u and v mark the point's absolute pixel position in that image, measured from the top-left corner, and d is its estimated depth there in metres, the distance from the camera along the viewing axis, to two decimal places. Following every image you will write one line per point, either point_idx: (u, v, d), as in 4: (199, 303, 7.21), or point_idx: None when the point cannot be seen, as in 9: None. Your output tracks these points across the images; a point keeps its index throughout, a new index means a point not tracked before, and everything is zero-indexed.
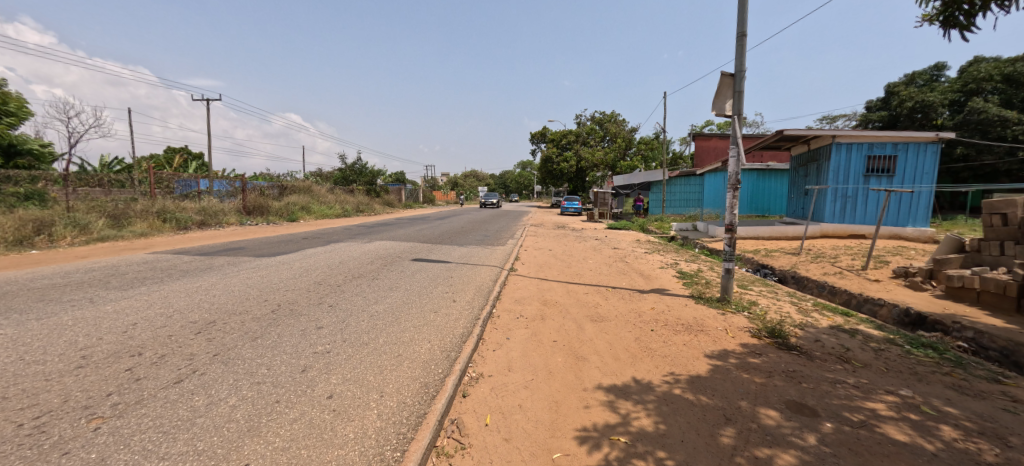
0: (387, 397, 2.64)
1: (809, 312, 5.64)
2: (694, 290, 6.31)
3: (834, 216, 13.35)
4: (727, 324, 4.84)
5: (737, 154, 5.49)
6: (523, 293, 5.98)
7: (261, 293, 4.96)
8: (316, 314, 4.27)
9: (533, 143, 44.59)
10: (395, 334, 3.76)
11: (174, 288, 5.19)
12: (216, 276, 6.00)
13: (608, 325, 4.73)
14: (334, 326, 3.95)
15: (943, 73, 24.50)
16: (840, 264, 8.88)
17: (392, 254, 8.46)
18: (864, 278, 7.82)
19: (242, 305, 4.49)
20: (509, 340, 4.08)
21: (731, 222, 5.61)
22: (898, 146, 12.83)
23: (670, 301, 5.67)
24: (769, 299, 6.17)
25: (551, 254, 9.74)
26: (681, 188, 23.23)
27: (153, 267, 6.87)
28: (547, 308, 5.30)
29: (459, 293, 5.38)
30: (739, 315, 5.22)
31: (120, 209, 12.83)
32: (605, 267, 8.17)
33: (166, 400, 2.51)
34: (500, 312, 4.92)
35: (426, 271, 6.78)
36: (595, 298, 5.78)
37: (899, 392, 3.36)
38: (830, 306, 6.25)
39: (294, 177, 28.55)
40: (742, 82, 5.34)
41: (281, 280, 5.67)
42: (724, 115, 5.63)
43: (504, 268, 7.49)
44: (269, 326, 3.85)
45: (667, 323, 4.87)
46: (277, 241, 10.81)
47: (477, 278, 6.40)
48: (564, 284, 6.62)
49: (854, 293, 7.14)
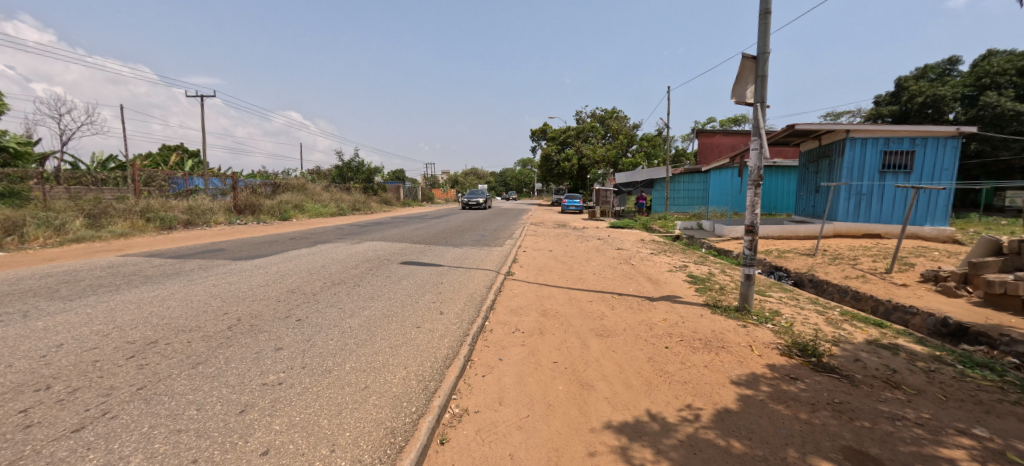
0: (340, 454, 2.06)
1: (839, 324, 5.04)
2: (709, 298, 5.72)
3: (848, 215, 12.78)
4: (751, 340, 4.26)
5: (760, 146, 4.92)
6: (520, 301, 5.40)
7: (221, 304, 4.38)
8: (279, 331, 3.70)
9: (533, 139, 43.92)
10: (365, 357, 3.17)
11: (126, 298, 4.60)
12: (179, 283, 5.40)
13: (616, 341, 4.14)
14: (296, 346, 3.37)
15: (956, 67, 23.77)
16: (861, 266, 8.30)
17: (380, 256, 7.85)
18: (890, 282, 7.24)
19: (195, 320, 3.91)
20: (501, 363, 3.49)
21: (752, 223, 5.01)
22: (916, 140, 12.20)
23: (684, 311, 5.08)
24: (792, 308, 5.57)
25: (551, 255, 9.15)
26: (685, 186, 22.66)
27: (117, 272, 6.28)
28: (546, 320, 4.72)
29: (447, 303, 4.79)
30: (762, 328, 4.63)
31: (100, 207, 12.26)
32: (610, 270, 7.58)
33: (50, 460, 1.94)
34: (492, 326, 4.34)
35: (414, 276, 6.20)
36: (600, 308, 5.18)
37: (972, 432, 2.78)
38: (859, 316, 5.64)
39: (290, 174, 27.97)
40: (765, 65, 4.76)
41: (249, 289, 5.07)
42: (745, 103, 5.05)
43: (500, 271, 6.89)
44: (218, 348, 3.27)
45: (682, 338, 4.29)
46: (262, 242, 10.19)
47: (468, 285, 5.81)
48: (564, 291, 6.02)
49: (882, 300, 6.56)
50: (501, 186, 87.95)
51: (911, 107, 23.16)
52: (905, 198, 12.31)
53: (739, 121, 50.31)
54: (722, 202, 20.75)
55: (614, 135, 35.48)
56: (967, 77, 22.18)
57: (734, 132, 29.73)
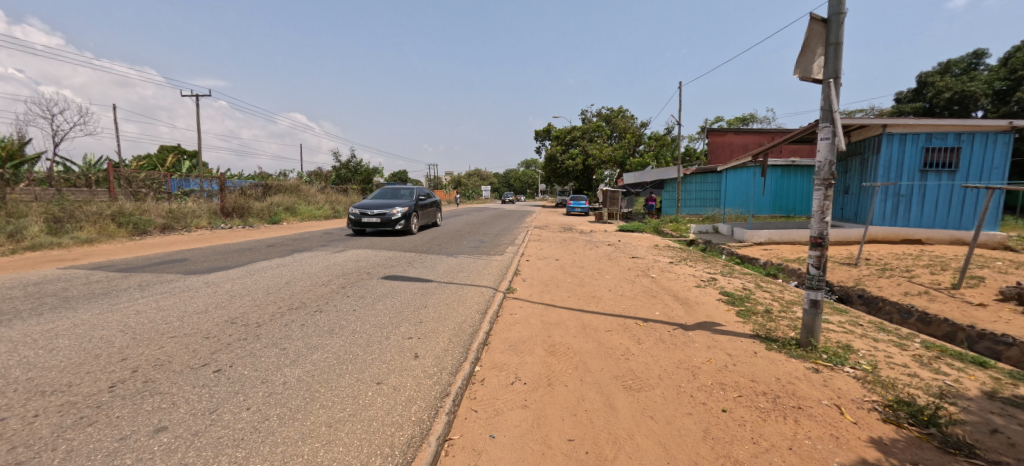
0: None
1: (935, 365, 3.90)
2: (757, 326, 4.58)
3: (883, 220, 11.56)
4: (835, 396, 3.15)
5: (831, 135, 3.83)
6: (522, 332, 4.27)
7: (124, 346, 3.30)
8: (181, 393, 2.62)
9: (536, 139, 42.76)
10: (284, 447, 2.09)
11: (6, 334, 3.52)
12: (96, 308, 4.32)
13: (652, 397, 3.04)
14: (190, 423, 2.29)
15: (983, 61, 22.39)
16: (919, 280, 7.15)
17: (362, 269, 6.73)
18: (963, 301, 6.08)
19: (70, 374, 2.83)
20: (493, 446, 2.39)
21: (822, 233, 3.87)
22: (962, 136, 10.99)
23: (734, 347, 3.97)
24: (864, 341, 4.43)
25: (558, 266, 8.02)
26: (698, 186, 21.55)
27: (36, 290, 5.21)
28: (555, 361, 3.61)
29: (428, 338, 3.70)
30: (841, 374, 3.52)
31: (66, 211, 11.26)
32: (628, 286, 6.44)
33: None
34: (484, 377, 3.23)
35: (394, 296, 5.09)
36: (624, 343, 4.06)
37: None
38: (949, 349, 4.48)
39: (285, 176, 26.96)
40: (839, 30, 3.71)
41: (176, 319, 3.98)
42: (810, 80, 3.97)
43: (499, 289, 5.76)
44: (67, 431, 2.20)
45: (741, 391, 3.17)
46: (235, 250, 9.06)
47: (458, 308, 4.70)
48: (577, 317, 4.88)
49: (961, 325, 5.41)
50: (504, 187, 86.71)
51: (937, 104, 21.84)
52: (949, 199, 11.10)
53: (747, 120, 49.02)
54: (738, 203, 19.67)
55: (621, 134, 34.32)
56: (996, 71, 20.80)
57: (747, 130, 28.49)
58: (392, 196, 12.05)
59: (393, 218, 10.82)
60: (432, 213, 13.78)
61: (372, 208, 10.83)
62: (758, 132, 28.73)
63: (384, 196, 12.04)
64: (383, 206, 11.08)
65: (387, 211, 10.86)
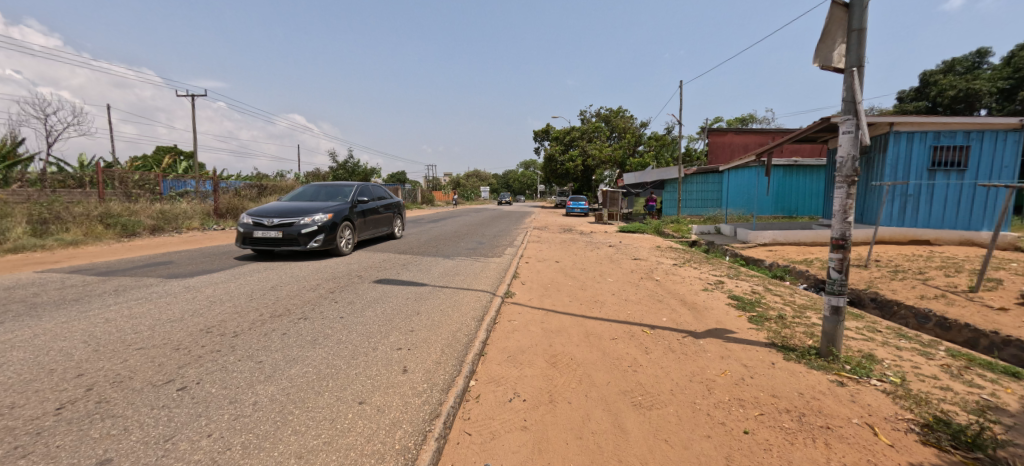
0: None
1: (966, 377, 3.62)
2: (772, 334, 4.29)
3: (891, 220, 11.31)
4: (866, 414, 2.86)
5: (854, 128, 3.53)
6: (521, 342, 3.98)
7: (83, 360, 3.00)
8: (136, 417, 2.32)
9: (536, 140, 42.51)
10: None
11: None
12: (61, 316, 4.01)
13: (665, 416, 2.75)
14: (140, 454, 2.00)
15: (986, 60, 22.19)
16: (934, 282, 6.88)
17: (353, 272, 6.42)
18: (984, 305, 5.80)
19: (15, 393, 2.53)
20: None
21: (844, 234, 3.59)
22: (971, 134, 10.73)
23: (751, 357, 3.68)
24: (887, 350, 4.13)
25: (558, 268, 7.73)
26: (699, 186, 21.33)
27: (5, 296, 4.90)
28: (556, 375, 3.31)
29: (418, 349, 3.41)
30: (868, 388, 3.24)
31: (52, 212, 10.95)
32: (632, 290, 6.14)
33: None
34: (479, 394, 2.93)
35: (384, 302, 4.79)
36: (630, 353, 3.76)
37: None
38: (977, 358, 4.19)
39: (281, 176, 26.65)
40: (863, 15, 3.43)
41: (146, 329, 3.68)
42: (830, 70, 3.69)
43: (497, 293, 5.46)
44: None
45: (762, 409, 2.88)
46: (224, 252, 8.74)
47: (452, 314, 4.40)
48: (579, 324, 4.58)
49: (984, 331, 5.12)
50: (503, 188, 86.44)
51: (941, 102, 21.64)
52: (958, 199, 10.84)
53: (747, 121, 48.90)
54: (739, 203, 19.42)
55: (620, 134, 34.07)
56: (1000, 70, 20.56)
57: (747, 130, 28.27)
58: (320, 197, 8.25)
59: (302, 232, 6.94)
60: (388, 220, 10.00)
61: (272, 216, 6.96)
62: (759, 132, 28.50)
63: (308, 197, 8.24)
64: (291, 212, 7.16)
65: (293, 220, 6.95)
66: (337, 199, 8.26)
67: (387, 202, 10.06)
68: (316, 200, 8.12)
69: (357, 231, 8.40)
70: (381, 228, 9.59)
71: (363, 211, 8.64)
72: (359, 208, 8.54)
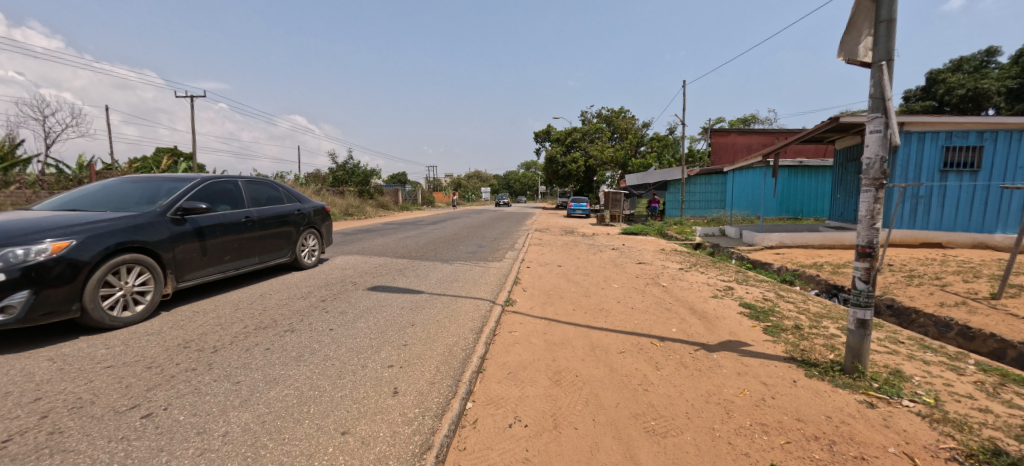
0: None
1: (1004, 396, 3.34)
2: (790, 346, 4.03)
3: (902, 222, 11.03)
4: (903, 441, 2.60)
5: (883, 128, 3.27)
6: (522, 356, 3.72)
7: (44, 381, 2.76)
8: (90, 451, 2.07)
9: (537, 141, 42.32)
10: None
11: None
12: None
13: (682, 444, 2.49)
14: None
15: (994, 59, 21.91)
16: (952, 288, 6.61)
17: (348, 278, 6.17)
18: (1008, 313, 5.52)
19: None
20: None
21: (872, 242, 3.32)
22: (984, 134, 10.45)
23: (770, 374, 3.42)
24: (915, 365, 3.86)
25: (561, 273, 7.47)
26: (702, 188, 21.08)
27: None
28: (561, 395, 3.05)
29: (411, 366, 3.15)
30: (901, 410, 2.97)
31: None
32: (639, 297, 5.88)
33: None
34: (477, 419, 2.67)
35: (378, 311, 4.53)
36: (640, 370, 3.50)
37: None
38: (1010, 373, 3.92)
39: (280, 178, 26.47)
40: (892, 5, 3.17)
41: (119, 343, 3.43)
42: (856, 64, 3.43)
43: (497, 301, 5.20)
44: None
45: (789, 436, 2.61)
46: None
47: (449, 325, 4.14)
48: (584, 335, 4.32)
49: (1011, 342, 4.85)
50: (505, 189, 86.16)
51: (948, 102, 21.36)
52: (971, 201, 10.56)
53: (750, 122, 48.64)
54: (744, 205, 19.15)
55: (622, 135, 33.83)
56: (1009, 68, 20.28)
57: (751, 131, 28.00)
58: (115, 202, 4.32)
59: None
60: (287, 238, 6.05)
61: None
62: (762, 133, 28.23)
63: (92, 200, 4.35)
64: None
65: None
66: (145, 205, 4.34)
67: (283, 210, 6.06)
68: (99, 209, 4.20)
69: (176, 270, 4.31)
70: (264, 255, 5.58)
71: (203, 227, 4.64)
72: (192, 221, 4.53)
